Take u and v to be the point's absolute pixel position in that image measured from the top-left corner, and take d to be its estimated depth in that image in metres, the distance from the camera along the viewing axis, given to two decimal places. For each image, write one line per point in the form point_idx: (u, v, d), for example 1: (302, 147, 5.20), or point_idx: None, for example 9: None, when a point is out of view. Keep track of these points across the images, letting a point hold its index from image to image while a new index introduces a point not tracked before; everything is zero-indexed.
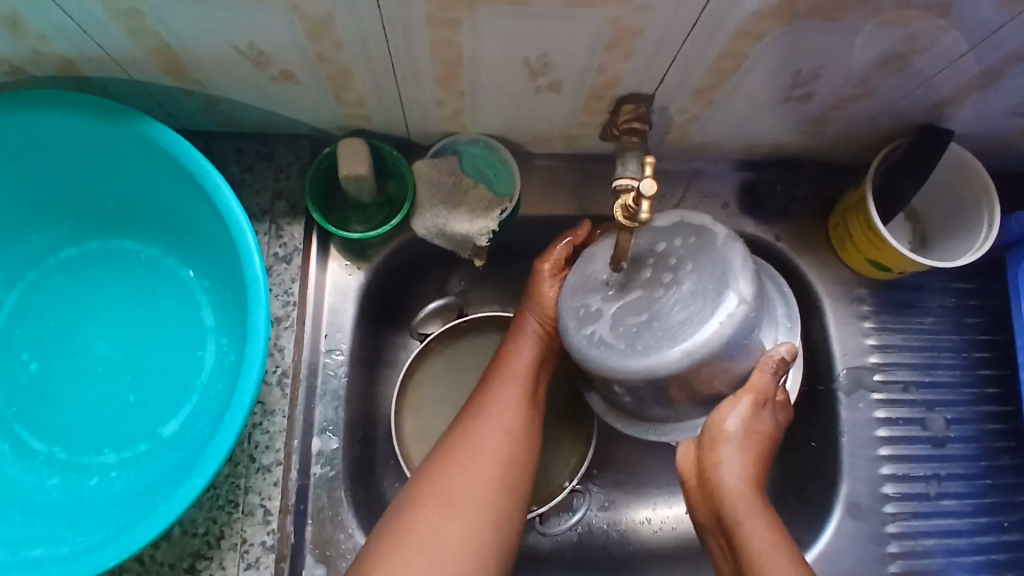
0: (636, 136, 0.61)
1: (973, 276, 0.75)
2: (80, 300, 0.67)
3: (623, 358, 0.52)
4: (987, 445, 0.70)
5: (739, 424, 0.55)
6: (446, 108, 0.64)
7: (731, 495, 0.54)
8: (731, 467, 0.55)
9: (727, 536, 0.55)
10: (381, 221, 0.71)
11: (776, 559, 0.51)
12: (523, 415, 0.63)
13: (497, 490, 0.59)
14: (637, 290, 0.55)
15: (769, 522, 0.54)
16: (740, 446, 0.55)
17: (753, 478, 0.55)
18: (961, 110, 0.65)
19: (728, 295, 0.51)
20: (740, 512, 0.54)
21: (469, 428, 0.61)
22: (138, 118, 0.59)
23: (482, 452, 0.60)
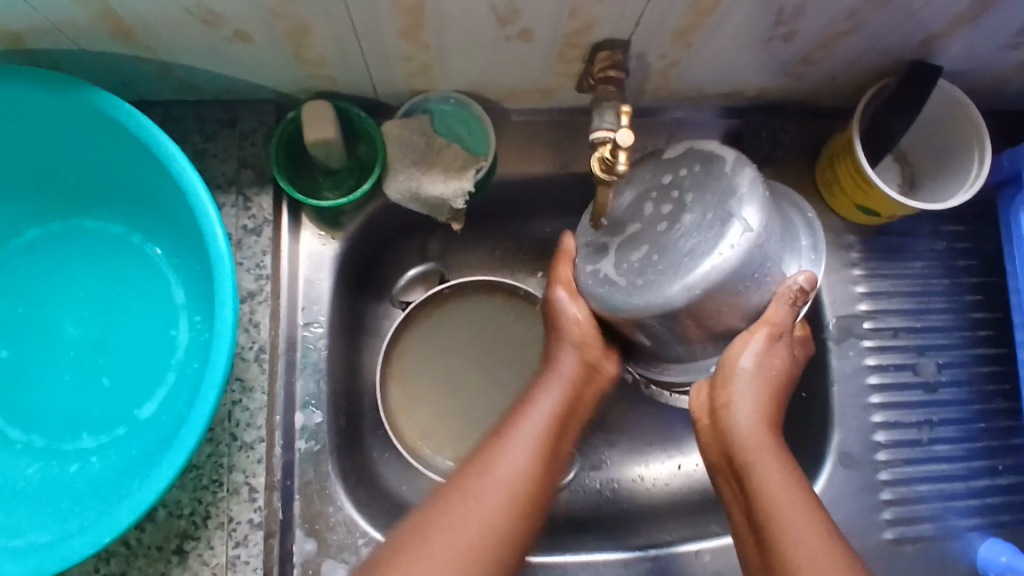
0: (613, 84, 0.58)
1: (965, 218, 0.73)
2: (45, 283, 0.64)
3: (622, 300, 0.54)
4: (980, 389, 0.70)
5: (753, 359, 0.55)
6: (413, 63, 0.61)
7: (743, 432, 0.55)
8: (743, 402, 0.56)
9: (738, 475, 0.55)
10: (353, 186, 0.68)
11: (791, 497, 0.52)
12: (545, 458, 0.57)
13: (505, 545, 0.53)
14: (638, 225, 0.56)
15: (780, 460, 0.54)
16: (751, 380, 0.55)
17: (766, 420, 0.56)
18: (952, 45, 0.62)
19: (732, 221, 0.51)
20: (753, 452, 0.54)
21: (496, 444, 0.57)
22: (85, 88, 0.55)
23: (503, 483, 0.55)
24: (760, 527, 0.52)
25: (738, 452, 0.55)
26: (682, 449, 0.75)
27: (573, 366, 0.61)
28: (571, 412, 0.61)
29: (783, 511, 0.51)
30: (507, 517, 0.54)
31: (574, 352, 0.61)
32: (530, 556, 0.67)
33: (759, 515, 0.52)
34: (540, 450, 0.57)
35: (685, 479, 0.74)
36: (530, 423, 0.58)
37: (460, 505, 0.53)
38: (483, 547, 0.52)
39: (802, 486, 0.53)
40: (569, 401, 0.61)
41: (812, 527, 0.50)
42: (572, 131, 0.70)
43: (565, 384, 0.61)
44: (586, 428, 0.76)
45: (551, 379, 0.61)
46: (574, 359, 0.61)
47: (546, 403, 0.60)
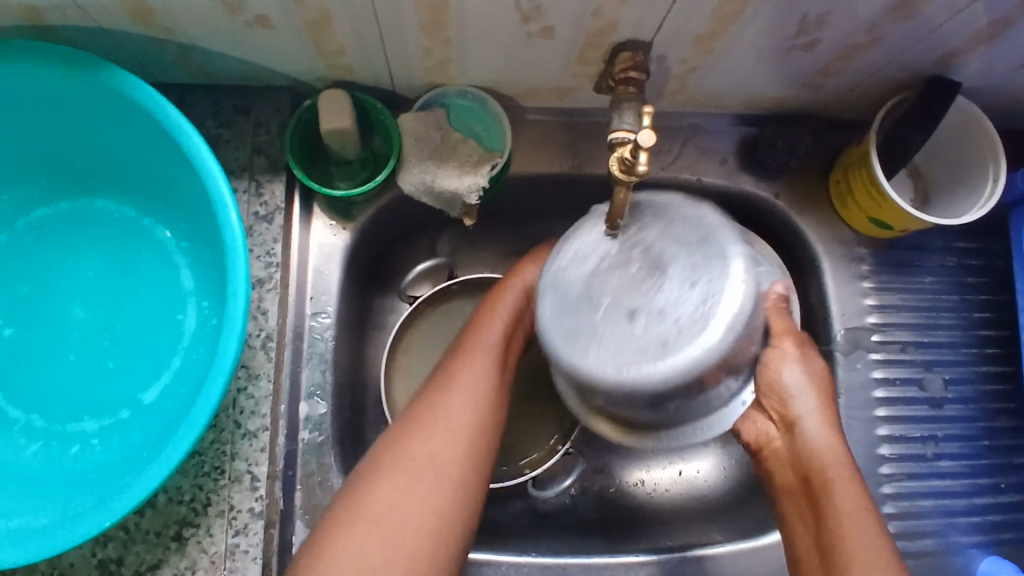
0: (634, 86, 0.57)
1: (976, 236, 0.73)
2: (54, 263, 0.64)
3: (646, 374, 0.47)
4: (985, 406, 0.70)
5: (798, 369, 0.53)
6: (432, 57, 0.60)
7: (818, 450, 0.53)
8: (811, 416, 0.54)
9: (814, 497, 0.52)
10: (366, 178, 0.68)
11: (863, 512, 0.50)
12: (495, 385, 0.60)
13: (461, 487, 0.56)
14: (625, 286, 0.50)
15: (852, 475, 0.52)
16: (806, 391, 0.53)
17: (835, 432, 0.54)
18: (972, 61, 0.62)
19: (728, 254, 0.49)
20: (834, 472, 0.52)
21: (436, 400, 0.58)
22: (103, 67, 0.55)
23: (449, 426, 0.57)
24: (829, 544, 0.51)
25: (809, 471, 0.53)
26: (685, 456, 0.74)
27: (515, 296, 0.63)
28: (507, 347, 0.63)
29: (857, 534, 0.50)
30: (463, 450, 0.57)
31: (522, 284, 0.63)
32: (531, 556, 0.66)
33: (835, 537, 0.50)
34: (488, 381, 0.60)
35: (686, 485, 0.74)
36: (470, 380, 0.59)
37: (404, 461, 0.55)
38: (449, 500, 0.55)
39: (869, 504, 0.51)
40: (522, 310, 0.63)
41: (885, 556, 0.49)
42: (587, 132, 0.69)
43: (517, 299, 0.63)
44: (588, 430, 0.76)
45: (499, 298, 0.63)
46: (519, 287, 0.63)
47: (486, 353, 0.61)
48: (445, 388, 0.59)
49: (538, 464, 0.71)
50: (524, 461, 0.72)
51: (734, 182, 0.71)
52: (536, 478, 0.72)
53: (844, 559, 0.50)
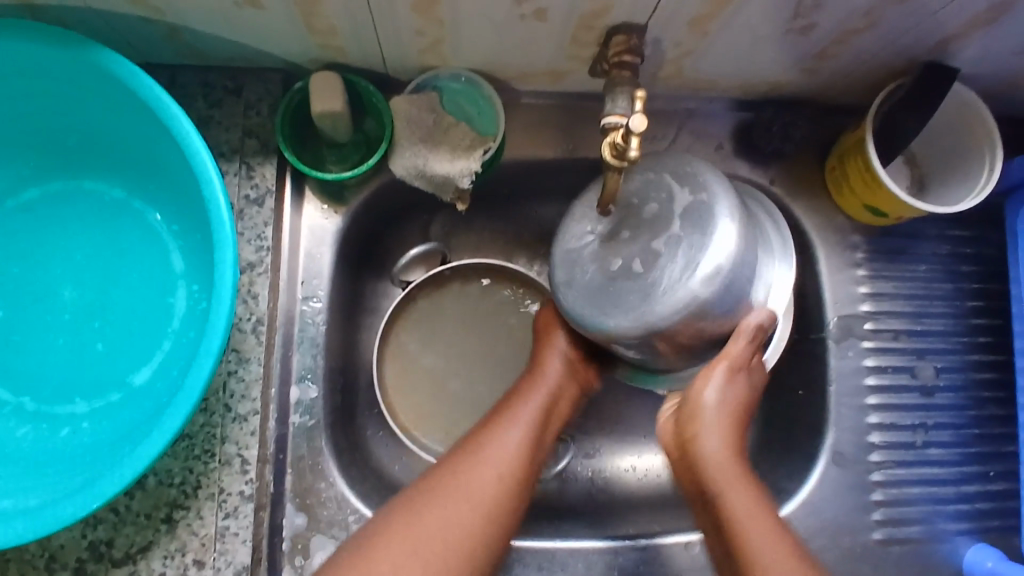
0: (627, 69, 0.57)
1: (971, 223, 0.73)
2: (43, 245, 0.64)
3: (720, 268, 0.51)
4: (977, 394, 0.70)
5: (716, 384, 0.58)
6: (424, 38, 0.60)
7: (710, 460, 0.57)
8: (709, 432, 0.58)
9: (710, 506, 0.56)
10: (359, 161, 0.67)
11: (761, 518, 0.53)
12: (532, 439, 0.61)
13: (493, 513, 0.56)
14: (634, 249, 0.54)
15: (750, 488, 0.56)
16: (723, 406, 0.58)
17: (735, 445, 0.58)
18: (970, 46, 0.62)
19: (689, 166, 0.55)
20: (722, 479, 0.56)
21: (481, 436, 0.60)
22: (89, 45, 0.54)
23: (492, 469, 0.58)
24: (729, 551, 0.54)
25: (709, 484, 0.56)
26: None
27: (558, 369, 0.65)
28: (553, 411, 0.64)
29: (754, 530, 0.53)
30: (500, 488, 0.57)
31: (558, 355, 0.65)
32: (519, 541, 0.66)
33: (726, 532, 0.54)
34: (529, 430, 0.61)
35: None
36: (514, 429, 0.61)
37: (455, 481, 0.57)
38: (481, 519, 0.56)
39: (766, 508, 0.55)
40: (542, 416, 0.63)
41: (777, 544, 0.52)
42: (581, 116, 0.69)
43: (550, 387, 0.64)
44: (581, 415, 0.76)
45: (533, 385, 0.64)
46: (557, 365, 0.65)
47: (529, 406, 0.63)
48: (493, 431, 0.61)
49: None
50: None
51: (729, 168, 0.70)
52: None
53: (742, 552, 0.52)
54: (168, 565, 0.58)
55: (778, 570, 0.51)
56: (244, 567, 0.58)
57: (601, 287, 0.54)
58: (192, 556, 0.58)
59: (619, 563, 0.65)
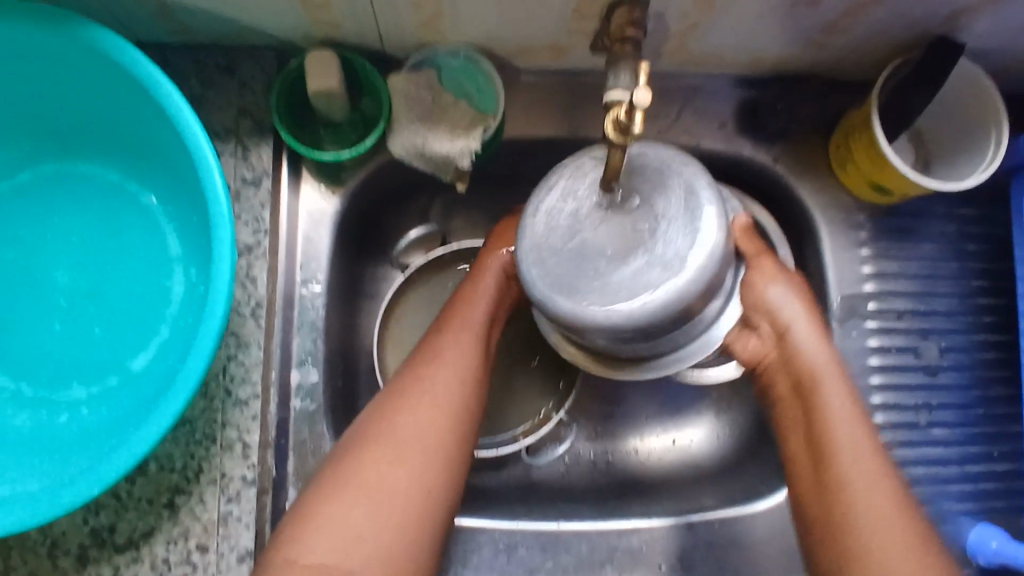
0: (630, 44, 0.54)
1: (977, 202, 0.72)
2: (37, 230, 0.63)
3: (710, 247, 0.51)
4: (981, 374, 0.70)
5: (794, 300, 0.58)
6: (422, 13, 0.58)
7: (812, 368, 0.56)
8: (799, 328, 0.58)
9: (807, 405, 0.56)
10: (355, 141, 0.66)
11: (858, 445, 0.53)
12: (474, 373, 0.59)
13: (443, 454, 0.55)
14: (616, 233, 0.52)
15: (846, 387, 0.56)
16: (792, 307, 0.58)
17: (829, 346, 0.57)
18: (980, 20, 0.60)
19: (665, 152, 0.54)
20: (823, 376, 0.56)
21: (420, 374, 0.58)
22: (80, 23, 0.53)
23: (434, 403, 0.57)
24: (817, 449, 0.55)
25: (802, 381, 0.57)
26: (679, 424, 0.75)
27: (491, 282, 0.64)
28: (496, 318, 0.64)
29: (843, 436, 0.53)
30: (451, 421, 0.57)
31: (495, 271, 0.64)
32: (522, 523, 0.66)
33: (820, 439, 0.55)
34: (472, 367, 0.59)
35: (681, 453, 0.74)
36: (451, 352, 0.59)
37: (386, 430, 0.55)
38: (423, 458, 0.54)
39: (863, 421, 0.55)
40: (495, 308, 0.64)
41: (868, 453, 0.53)
42: (582, 94, 0.68)
43: (489, 305, 0.63)
44: (583, 398, 0.75)
45: (461, 312, 0.63)
46: (493, 275, 0.64)
47: (466, 336, 0.61)
48: (432, 364, 0.59)
49: (531, 431, 0.71)
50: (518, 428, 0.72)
51: (734, 146, 0.69)
52: (529, 446, 0.73)
53: (831, 470, 0.53)
54: (171, 550, 0.57)
55: (862, 498, 0.52)
56: (247, 551, 0.58)
57: (582, 271, 0.52)
58: (196, 541, 0.58)
59: (622, 545, 0.65)
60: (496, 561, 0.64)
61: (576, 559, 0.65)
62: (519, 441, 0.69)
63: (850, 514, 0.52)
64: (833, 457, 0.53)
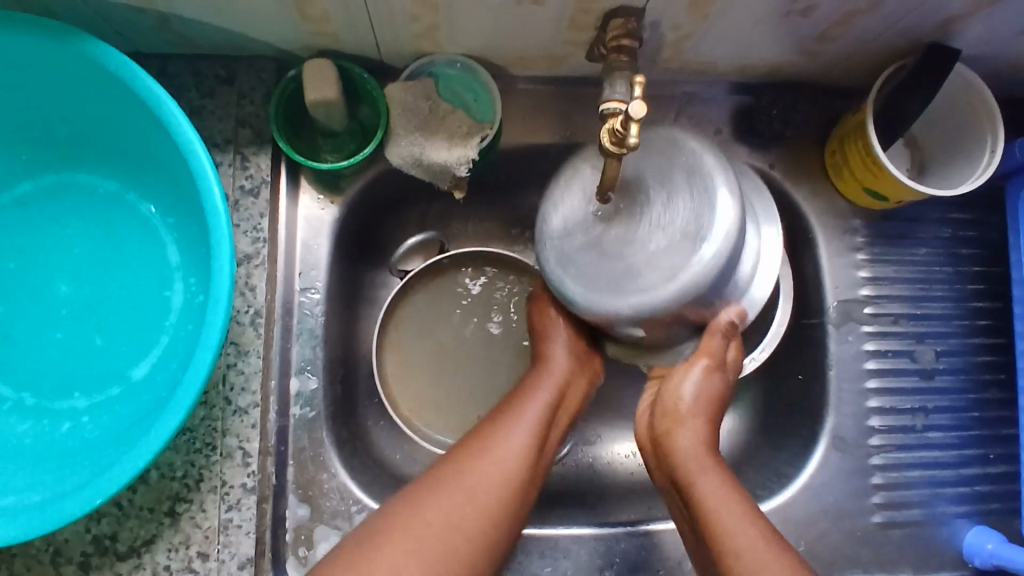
0: (625, 53, 0.56)
1: (972, 207, 0.72)
2: (39, 240, 0.63)
3: (727, 232, 0.50)
4: (977, 377, 0.70)
5: (699, 371, 0.59)
6: (419, 24, 0.59)
7: (670, 428, 0.59)
8: (688, 429, 0.58)
9: (682, 494, 0.56)
10: (354, 150, 0.66)
11: (731, 511, 0.52)
12: (535, 449, 0.59)
13: (490, 522, 0.55)
14: (631, 220, 0.52)
15: (721, 476, 0.55)
16: (696, 386, 0.59)
17: (711, 403, 0.59)
18: (974, 26, 0.61)
19: (651, 137, 0.55)
20: (692, 470, 0.56)
21: (492, 433, 0.58)
22: (79, 35, 0.53)
23: (500, 469, 0.56)
24: (699, 530, 0.54)
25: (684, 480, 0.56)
26: None
27: (566, 358, 0.64)
28: (565, 401, 0.63)
29: (720, 513, 0.52)
30: (512, 494, 0.56)
31: (563, 346, 0.64)
32: (521, 528, 0.66)
33: (699, 519, 0.54)
34: (531, 437, 0.59)
35: None
36: (533, 402, 0.61)
37: (472, 478, 0.55)
38: (473, 536, 0.54)
39: (744, 500, 0.54)
40: (562, 392, 0.63)
41: (753, 539, 0.51)
42: (578, 101, 0.68)
43: (559, 383, 0.63)
44: None
45: (542, 381, 0.63)
46: (564, 353, 0.64)
47: (536, 403, 0.61)
48: (499, 429, 0.59)
49: None
50: None
51: (729, 152, 0.69)
52: None
53: (710, 535, 0.52)
54: (172, 558, 0.58)
55: (748, 553, 0.50)
56: (248, 558, 0.58)
57: (611, 267, 0.52)
58: (197, 548, 0.58)
59: (620, 549, 0.66)
60: None
61: (575, 564, 0.65)
62: None
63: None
64: (715, 542, 0.52)
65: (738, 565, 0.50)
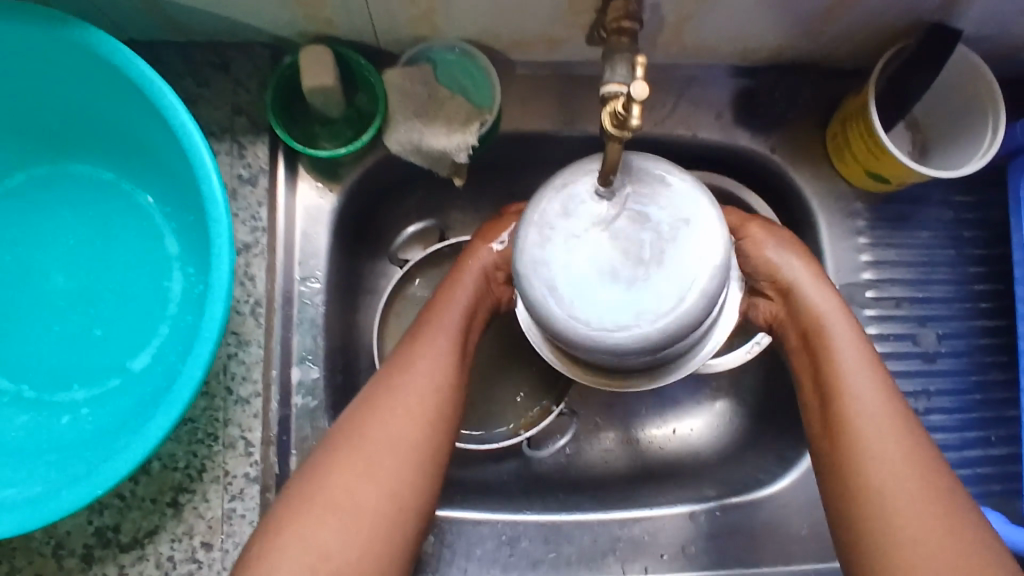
0: (626, 35, 0.54)
1: (974, 188, 0.72)
2: (34, 232, 0.63)
3: (716, 227, 0.50)
4: (978, 359, 0.70)
5: (808, 280, 0.58)
6: (416, 7, 0.58)
7: (821, 320, 0.57)
8: (805, 281, 0.58)
9: (818, 353, 0.56)
10: (352, 137, 0.65)
11: (881, 414, 0.53)
12: (453, 377, 0.58)
13: (425, 456, 0.55)
14: (622, 245, 0.50)
15: (859, 339, 0.56)
16: (804, 279, 0.58)
17: (839, 298, 0.58)
18: (976, 5, 0.60)
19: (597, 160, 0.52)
20: (831, 327, 0.56)
21: (394, 381, 0.57)
22: (70, 22, 0.52)
23: (405, 403, 0.55)
24: (830, 406, 0.54)
25: (829, 379, 0.55)
26: (678, 413, 0.75)
27: (475, 278, 0.62)
28: (479, 319, 0.63)
29: (856, 396, 0.53)
30: (428, 427, 0.56)
31: (478, 265, 0.63)
32: (525, 514, 0.67)
33: (834, 392, 0.54)
34: (449, 369, 0.58)
35: (680, 442, 0.74)
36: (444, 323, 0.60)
37: (347, 462, 0.53)
38: (412, 471, 0.54)
39: (879, 372, 0.54)
40: (473, 310, 0.62)
41: (885, 416, 0.53)
42: (578, 85, 0.67)
43: (470, 295, 0.62)
44: (583, 390, 0.75)
45: (452, 293, 0.62)
46: (477, 271, 0.63)
47: (454, 309, 0.61)
48: (411, 355, 0.58)
49: (531, 425, 0.71)
50: (518, 422, 0.72)
51: (730, 136, 0.69)
52: (531, 439, 0.73)
53: (843, 422, 0.53)
54: (176, 548, 0.58)
55: (880, 469, 0.51)
56: None
57: (617, 297, 0.49)
58: (200, 539, 0.58)
59: (624, 535, 0.66)
60: (499, 553, 0.65)
61: (579, 550, 0.65)
62: (522, 434, 0.69)
63: (864, 479, 0.51)
64: (849, 419, 0.53)
65: (872, 466, 0.51)
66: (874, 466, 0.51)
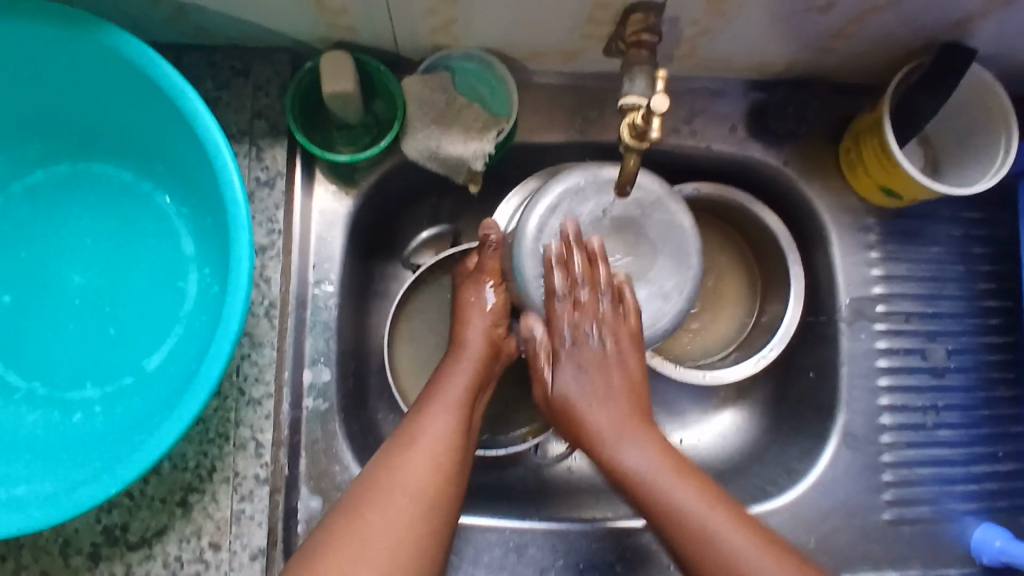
0: (646, 48, 0.55)
1: (984, 206, 0.72)
2: (52, 229, 0.63)
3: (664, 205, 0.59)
4: (987, 376, 0.70)
5: (601, 424, 0.57)
6: (437, 17, 0.59)
7: (597, 434, 0.57)
8: (592, 404, 0.58)
9: (653, 522, 0.54)
10: (369, 143, 0.66)
11: (735, 536, 0.51)
12: (461, 441, 0.56)
13: (438, 508, 0.52)
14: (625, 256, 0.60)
15: (688, 477, 0.55)
16: (582, 395, 0.59)
17: (658, 449, 0.56)
18: (990, 25, 0.61)
19: (541, 221, 0.58)
20: (654, 484, 0.54)
21: (412, 429, 0.56)
22: (96, 24, 0.53)
23: (426, 455, 0.54)
24: (679, 555, 0.53)
25: (671, 537, 0.53)
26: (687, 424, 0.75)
27: (480, 342, 0.63)
28: (485, 382, 0.62)
29: (694, 515, 0.52)
30: (440, 477, 0.53)
31: (480, 330, 0.63)
32: (534, 522, 0.66)
33: (678, 542, 0.52)
34: (457, 430, 0.57)
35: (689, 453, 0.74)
36: (451, 388, 0.59)
37: (391, 479, 0.53)
38: (428, 513, 0.52)
39: (696, 478, 0.55)
40: (482, 374, 0.62)
41: (744, 537, 0.51)
42: (594, 96, 0.68)
43: (475, 359, 0.62)
44: None
45: (458, 358, 0.62)
46: (479, 335, 0.63)
47: (459, 377, 0.60)
48: (420, 416, 0.57)
49: (539, 433, 0.70)
50: (525, 429, 0.72)
51: (742, 149, 0.69)
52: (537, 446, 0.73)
53: (699, 551, 0.52)
54: (184, 549, 0.58)
55: (736, 559, 0.50)
56: (260, 549, 0.58)
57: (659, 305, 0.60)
58: (208, 539, 0.58)
59: (632, 545, 0.66)
60: (506, 560, 0.64)
61: (586, 558, 0.65)
62: (528, 443, 0.68)
63: (676, 522, 0.53)
64: (690, 547, 0.52)
65: (709, 564, 0.51)
66: (689, 533, 0.52)
